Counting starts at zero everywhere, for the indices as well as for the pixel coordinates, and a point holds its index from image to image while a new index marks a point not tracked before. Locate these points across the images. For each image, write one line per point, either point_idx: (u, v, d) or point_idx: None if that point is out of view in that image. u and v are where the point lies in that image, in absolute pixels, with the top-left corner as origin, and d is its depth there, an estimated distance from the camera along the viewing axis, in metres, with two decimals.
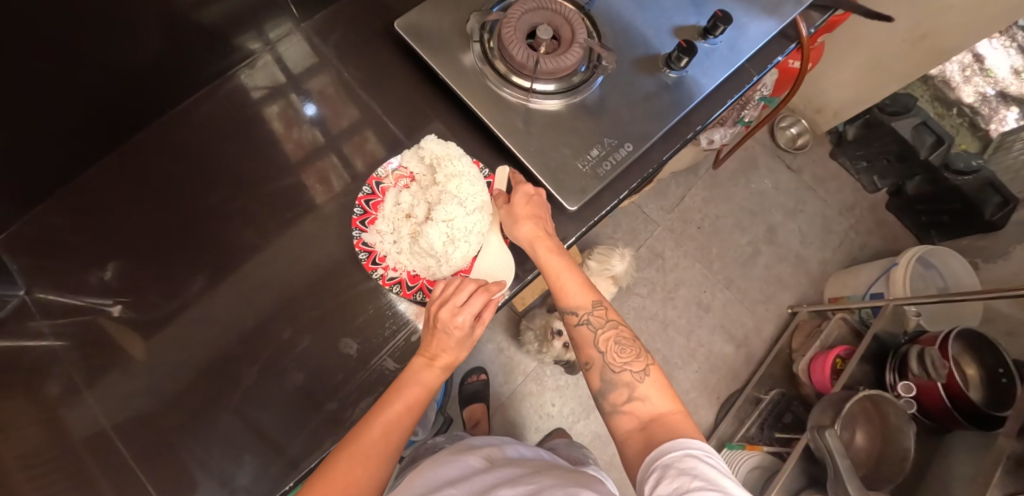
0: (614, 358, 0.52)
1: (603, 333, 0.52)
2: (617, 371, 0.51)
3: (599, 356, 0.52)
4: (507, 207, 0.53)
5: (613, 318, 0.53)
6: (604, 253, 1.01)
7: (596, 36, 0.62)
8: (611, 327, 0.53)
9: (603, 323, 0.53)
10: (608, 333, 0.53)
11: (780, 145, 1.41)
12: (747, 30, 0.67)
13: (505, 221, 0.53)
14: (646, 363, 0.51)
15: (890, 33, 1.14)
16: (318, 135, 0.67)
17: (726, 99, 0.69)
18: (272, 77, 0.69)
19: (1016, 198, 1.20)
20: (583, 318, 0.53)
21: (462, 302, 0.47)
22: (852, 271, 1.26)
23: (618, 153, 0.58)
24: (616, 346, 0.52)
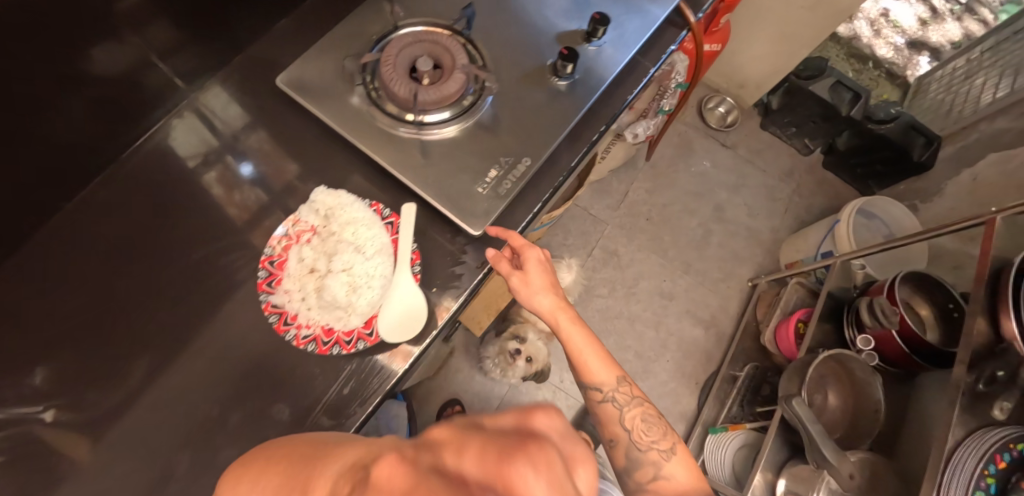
0: (640, 437, 0.60)
1: (627, 409, 0.60)
2: (643, 449, 0.60)
3: (625, 435, 0.60)
4: (523, 275, 0.58)
5: (636, 395, 0.61)
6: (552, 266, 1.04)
7: (479, 59, 0.63)
8: (635, 404, 0.61)
9: (627, 400, 0.60)
10: (633, 411, 0.60)
11: (710, 125, 1.43)
12: (630, 24, 0.68)
13: (523, 291, 0.58)
14: (670, 442, 0.60)
15: (789, 4, 1.19)
16: (261, 196, 0.61)
17: (626, 94, 0.71)
18: (203, 140, 0.64)
19: (938, 136, 1.26)
20: (607, 396, 0.60)
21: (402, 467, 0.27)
22: (801, 234, 1.28)
23: (516, 170, 0.58)
24: (643, 425, 0.61)
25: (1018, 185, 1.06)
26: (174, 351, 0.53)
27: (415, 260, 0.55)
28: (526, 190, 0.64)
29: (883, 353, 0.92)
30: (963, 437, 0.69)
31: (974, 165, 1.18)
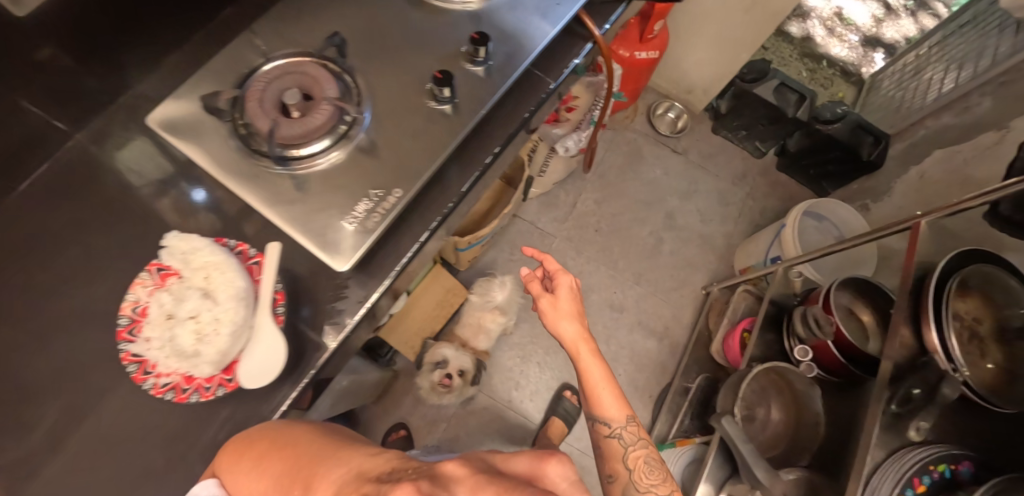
0: (641, 476, 0.66)
1: (631, 448, 0.67)
2: (641, 489, 0.66)
3: (625, 471, 0.67)
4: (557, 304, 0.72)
5: (641, 436, 0.68)
6: (483, 285, 1.05)
7: (353, 85, 0.61)
8: (639, 445, 0.68)
9: (632, 439, 0.68)
10: (637, 451, 0.67)
11: (660, 132, 1.41)
12: (519, 41, 0.67)
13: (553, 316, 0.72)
14: (669, 488, 0.65)
15: (726, 7, 1.18)
16: (215, 222, 0.58)
17: (521, 113, 0.70)
18: (155, 166, 0.60)
19: (886, 134, 1.24)
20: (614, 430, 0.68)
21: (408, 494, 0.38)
22: (753, 239, 1.26)
23: (386, 202, 0.57)
24: (645, 466, 0.67)
25: (961, 180, 1.05)
26: (21, 408, 0.49)
27: (280, 300, 0.54)
28: (415, 216, 0.64)
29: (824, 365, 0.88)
30: (882, 460, 0.65)
31: (922, 161, 1.17)
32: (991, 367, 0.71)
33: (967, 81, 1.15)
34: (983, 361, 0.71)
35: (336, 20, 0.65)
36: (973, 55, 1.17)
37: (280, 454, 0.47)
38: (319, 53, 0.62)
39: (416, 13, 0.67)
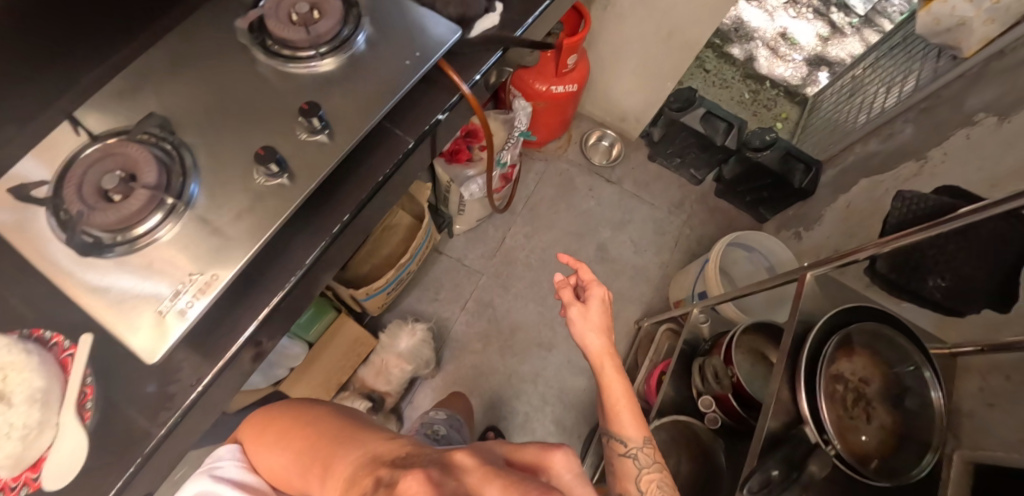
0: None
1: (645, 469, 0.66)
2: None
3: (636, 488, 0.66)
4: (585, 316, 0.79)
5: (655, 458, 0.68)
6: (394, 328, 1.09)
7: (178, 157, 0.59)
8: (652, 467, 0.67)
9: (647, 460, 0.67)
10: (649, 472, 0.66)
11: (594, 162, 1.38)
12: (366, 105, 0.65)
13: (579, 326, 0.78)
14: None
15: (643, 38, 1.16)
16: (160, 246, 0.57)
17: (376, 176, 0.68)
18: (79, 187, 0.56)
19: (815, 160, 1.22)
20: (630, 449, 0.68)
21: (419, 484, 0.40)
22: (684, 272, 1.23)
23: (203, 287, 0.55)
24: (657, 490, 0.65)
25: (881, 214, 1.02)
26: None
27: (89, 395, 0.54)
28: (255, 289, 0.63)
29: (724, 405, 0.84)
30: None
31: (849, 190, 1.14)
32: (871, 437, 0.63)
33: (892, 107, 1.14)
34: (866, 430, 0.63)
35: (172, 88, 0.62)
36: (897, 79, 1.19)
37: (299, 427, 0.68)
38: (139, 130, 0.59)
39: (258, 77, 0.65)
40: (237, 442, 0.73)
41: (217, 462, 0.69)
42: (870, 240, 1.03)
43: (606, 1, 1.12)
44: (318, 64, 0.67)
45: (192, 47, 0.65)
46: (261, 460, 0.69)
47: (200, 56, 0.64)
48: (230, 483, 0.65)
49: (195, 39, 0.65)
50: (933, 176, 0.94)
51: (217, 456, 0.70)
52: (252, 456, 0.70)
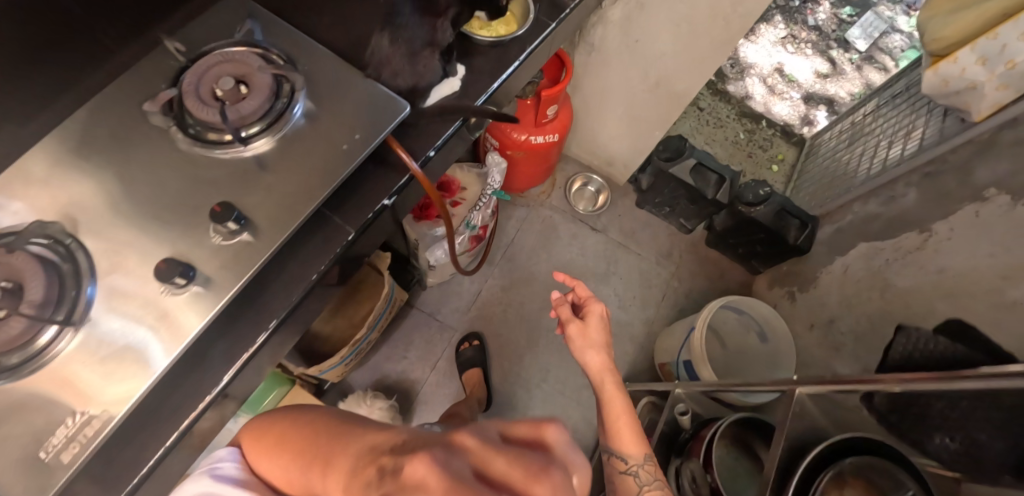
0: None
1: (646, 486, 0.64)
2: None
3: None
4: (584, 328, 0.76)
5: (656, 474, 0.66)
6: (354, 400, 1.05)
7: (72, 262, 0.53)
8: (654, 482, 0.65)
9: (648, 476, 0.65)
10: (651, 487, 0.64)
11: (579, 209, 1.31)
12: (298, 196, 0.58)
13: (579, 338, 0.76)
14: None
15: (630, 86, 1.08)
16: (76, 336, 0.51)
17: (312, 273, 0.61)
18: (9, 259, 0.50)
19: (812, 217, 1.14)
20: (631, 466, 0.66)
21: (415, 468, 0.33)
22: (669, 332, 1.16)
23: (97, 420, 0.48)
24: None
25: (879, 287, 0.95)
26: None
27: None
28: (160, 414, 0.55)
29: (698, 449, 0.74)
30: None
31: (846, 254, 1.06)
32: None
33: (893, 166, 1.06)
34: None
35: (80, 180, 0.56)
36: (898, 134, 1.11)
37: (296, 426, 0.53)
38: (24, 232, 0.52)
39: (180, 164, 0.58)
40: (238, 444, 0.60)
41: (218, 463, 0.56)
42: (867, 315, 0.95)
43: (590, 47, 1.05)
44: (245, 149, 0.59)
45: (106, 129, 0.58)
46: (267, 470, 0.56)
47: (112, 142, 0.58)
48: (228, 489, 0.53)
49: (111, 120, 0.59)
50: (938, 253, 0.86)
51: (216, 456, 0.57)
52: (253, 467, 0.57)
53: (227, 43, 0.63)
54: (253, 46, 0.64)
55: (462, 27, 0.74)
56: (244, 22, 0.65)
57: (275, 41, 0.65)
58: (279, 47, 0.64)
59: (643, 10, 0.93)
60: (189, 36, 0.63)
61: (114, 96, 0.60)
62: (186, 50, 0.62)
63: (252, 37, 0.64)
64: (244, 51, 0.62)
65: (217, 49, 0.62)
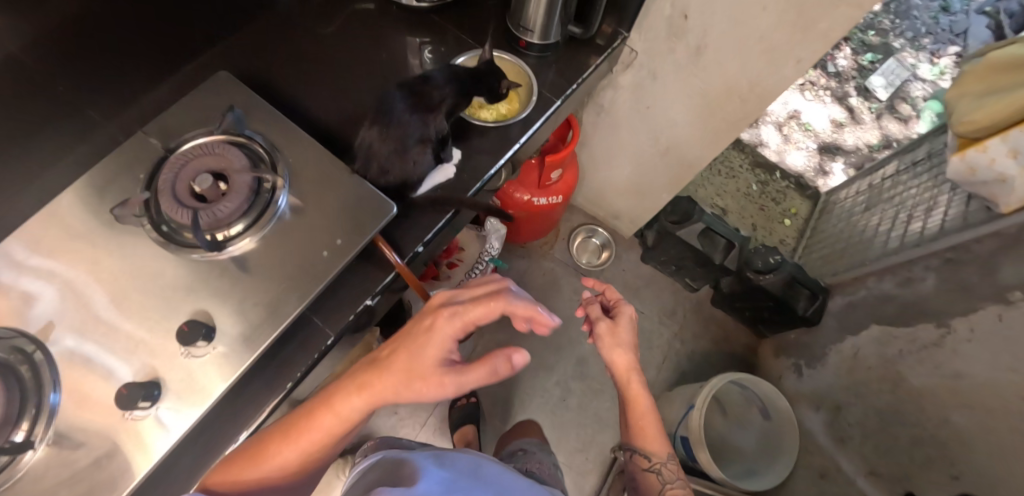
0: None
1: (668, 484, 0.74)
2: None
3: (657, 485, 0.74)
4: (612, 327, 0.75)
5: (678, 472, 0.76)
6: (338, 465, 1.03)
7: (33, 370, 0.49)
8: (675, 480, 0.75)
9: (670, 473, 0.75)
10: (673, 485, 0.74)
11: (581, 263, 1.27)
12: (276, 305, 0.55)
13: (608, 341, 0.75)
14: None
15: (639, 148, 1.04)
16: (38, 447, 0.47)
17: (288, 379, 0.59)
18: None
19: (822, 289, 1.10)
20: (656, 465, 0.75)
21: (441, 312, 0.53)
22: (668, 401, 1.12)
23: None
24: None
25: (892, 379, 0.90)
26: None
27: None
28: None
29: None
30: None
31: (857, 334, 1.01)
32: None
33: (911, 244, 1.01)
34: None
35: (48, 279, 0.53)
36: (919, 208, 1.06)
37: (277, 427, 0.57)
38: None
39: (154, 264, 0.56)
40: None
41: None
42: (878, 408, 0.91)
43: (599, 107, 1.01)
44: (218, 251, 0.56)
45: (84, 223, 0.56)
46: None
47: (89, 236, 0.55)
48: None
49: (90, 212, 0.56)
50: (955, 354, 0.80)
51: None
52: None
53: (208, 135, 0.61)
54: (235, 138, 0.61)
55: (464, 113, 0.70)
56: (224, 110, 0.62)
57: (258, 133, 0.62)
58: (262, 139, 0.61)
59: (655, 79, 0.89)
60: (171, 128, 0.61)
61: (97, 186, 0.57)
62: (167, 147, 0.60)
63: (232, 128, 0.61)
64: (221, 142, 0.59)
65: (197, 143, 0.60)
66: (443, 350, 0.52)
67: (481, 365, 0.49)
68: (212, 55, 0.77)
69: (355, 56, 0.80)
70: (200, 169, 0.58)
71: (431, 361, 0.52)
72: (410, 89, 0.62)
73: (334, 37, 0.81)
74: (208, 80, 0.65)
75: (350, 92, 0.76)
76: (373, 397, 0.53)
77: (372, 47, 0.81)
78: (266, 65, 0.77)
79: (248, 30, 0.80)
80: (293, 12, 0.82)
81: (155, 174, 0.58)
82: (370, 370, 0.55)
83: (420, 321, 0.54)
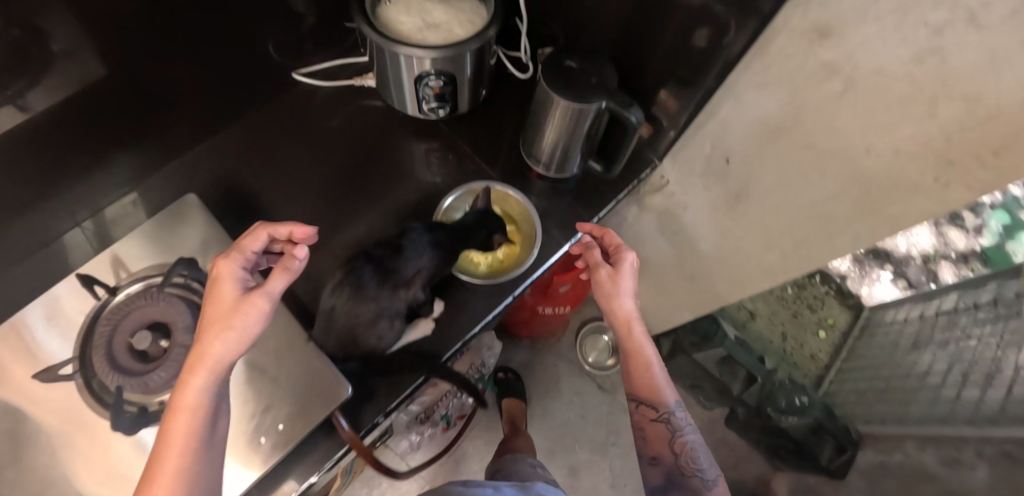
0: (687, 465, 0.54)
1: (680, 436, 0.55)
2: (687, 477, 0.53)
3: (671, 456, 0.55)
4: (610, 273, 0.59)
5: (692, 423, 0.56)
6: None
7: None
8: (687, 434, 0.55)
9: (680, 425, 0.55)
10: (682, 438, 0.55)
11: (587, 362, 1.15)
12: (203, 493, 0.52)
13: (608, 284, 0.58)
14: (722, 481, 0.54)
15: (661, 265, 0.95)
16: None
17: None
18: None
19: (853, 445, 1.02)
20: (661, 415, 0.55)
21: (220, 258, 0.50)
22: None
23: None
24: (694, 453, 0.55)
25: None
26: None
27: None
28: None
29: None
30: None
31: None
32: None
33: (964, 417, 0.76)
34: None
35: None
36: (977, 369, 0.75)
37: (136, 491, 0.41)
38: None
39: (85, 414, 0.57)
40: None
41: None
42: None
43: (622, 218, 0.92)
44: (137, 429, 0.56)
45: (31, 364, 0.58)
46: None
47: (38, 369, 0.58)
48: None
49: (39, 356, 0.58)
50: None
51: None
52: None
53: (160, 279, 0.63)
54: (187, 284, 0.63)
55: (455, 272, 0.63)
56: (178, 262, 0.63)
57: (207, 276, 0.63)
58: (201, 285, 0.61)
59: (685, 209, 0.80)
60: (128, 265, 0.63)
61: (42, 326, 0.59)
62: (113, 289, 0.62)
63: (183, 273, 0.63)
64: (165, 296, 0.61)
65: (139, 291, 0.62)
66: (235, 286, 0.49)
67: (281, 265, 0.49)
68: (210, 147, 0.78)
69: (353, 163, 0.76)
70: (144, 325, 0.61)
71: (235, 298, 0.48)
72: (383, 262, 0.60)
73: (339, 135, 0.77)
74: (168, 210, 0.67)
75: (328, 188, 0.75)
76: (207, 367, 0.44)
77: (371, 155, 0.76)
78: (265, 168, 0.76)
79: (250, 117, 0.79)
80: (297, 107, 0.80)
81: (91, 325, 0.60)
82: (185, 364, 0.45)
83: (207, 293, 0.49)
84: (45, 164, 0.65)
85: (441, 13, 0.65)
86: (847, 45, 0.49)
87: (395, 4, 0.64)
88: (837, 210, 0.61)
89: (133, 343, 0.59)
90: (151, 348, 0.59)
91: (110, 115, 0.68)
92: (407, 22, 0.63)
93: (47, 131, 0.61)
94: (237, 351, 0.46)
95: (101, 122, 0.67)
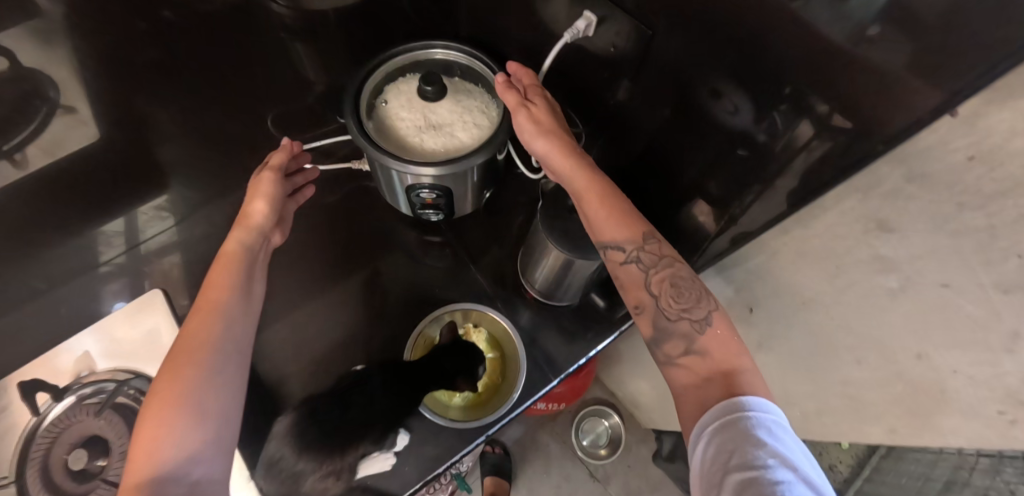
0: (669, 303, 0.44)
1: (653, 272, 0.45)
2: (673, 319, 0.43)
3: (652, 300, 0.45)
4: (525, 114, 0.50)
5: (668, 254, 0.45)
6: None
7: None
8: (664, 266, 0.45)
9: (655, 261, 0.45)
10: (661, 273, 0.45)
11: (580, 446, 1.08)
12: None
13: (523, 130, 0.51)
14: (708, 309, 0.42)
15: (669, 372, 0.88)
16: None
17: None
18: None
19: None
20: (630, 255, 0.45)
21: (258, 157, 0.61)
22: None
23: None
24: (673, 288, 0.44)
25: None
26: None
27: None
28: None
29: (789, 447, 0.35)
30: None
31: None
32: None
33: None
34: None
35: None
36: None
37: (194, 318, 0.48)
38: None
39: None
40: (170, 435, 0.39)
41: (204, 484, 0.39)
42: None
43: None
44: None
45: None
46: (209, 387, 0.43)
47: None
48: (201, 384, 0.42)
49: None
50: None
51: (163, 485, 0.37)
52: (191, 397, 0.41)
53: (110, 390, 0.63)
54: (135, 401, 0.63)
55: (420, 410, 0.58)
56: (132, 376, 0.64)
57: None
58: None
59: None
60: (91, 367, 0.63)
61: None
62: (58, 395, 0.62)
63: (135, 387, 0.63)
64: (111, 414, 0.62)
65: (86, 403, 0.62)
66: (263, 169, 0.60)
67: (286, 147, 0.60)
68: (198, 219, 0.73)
69: (340, 257, 0.71)
70: (84, 442, 0.61)
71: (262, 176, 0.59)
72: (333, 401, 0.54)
73: (321, 227, 0.72)
74: (133, 304, 0.67)
75: (309, 265, 0.70)
76: (243, 224, 0.54)
77: (360, 247, 0.71)
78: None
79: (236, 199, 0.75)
80: None
81: (29, 439, 0.60)
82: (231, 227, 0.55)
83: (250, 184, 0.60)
84: (42, 230, 0.63)
85: (446, 110, 0.57)
86: (908, 244, 0.40)
87: (394, 98, 0.58)
88: (872, 396, 0.52)
89: (71, 462, 0.60)
90: (90, 467, 0.60)
91: (105, 176, 0.65)
92: (406, 119, 0.57)
93: (42, 189, 0.61)
94: (268, 207, 0.56)
95: (99, 183, 0.65)
